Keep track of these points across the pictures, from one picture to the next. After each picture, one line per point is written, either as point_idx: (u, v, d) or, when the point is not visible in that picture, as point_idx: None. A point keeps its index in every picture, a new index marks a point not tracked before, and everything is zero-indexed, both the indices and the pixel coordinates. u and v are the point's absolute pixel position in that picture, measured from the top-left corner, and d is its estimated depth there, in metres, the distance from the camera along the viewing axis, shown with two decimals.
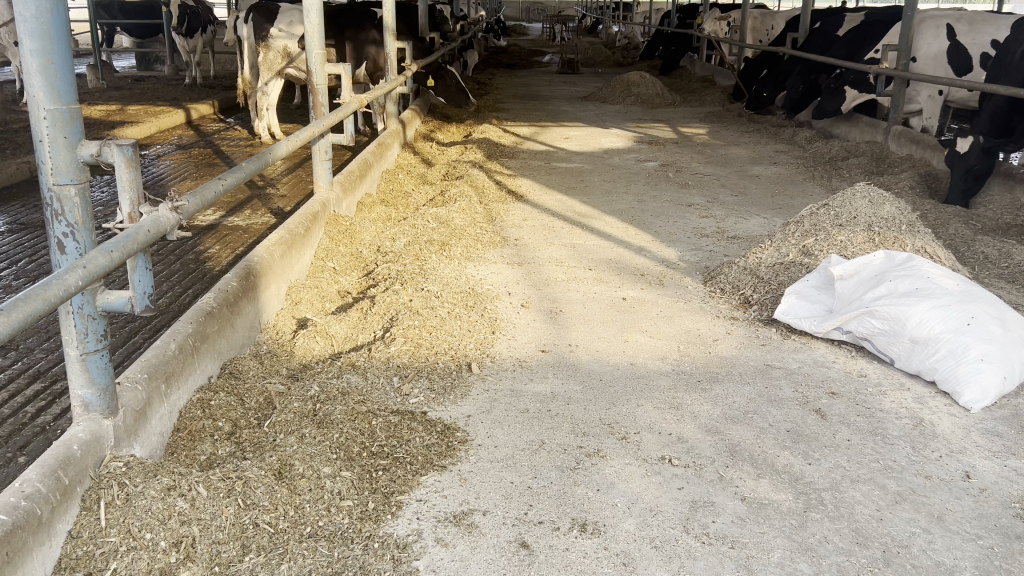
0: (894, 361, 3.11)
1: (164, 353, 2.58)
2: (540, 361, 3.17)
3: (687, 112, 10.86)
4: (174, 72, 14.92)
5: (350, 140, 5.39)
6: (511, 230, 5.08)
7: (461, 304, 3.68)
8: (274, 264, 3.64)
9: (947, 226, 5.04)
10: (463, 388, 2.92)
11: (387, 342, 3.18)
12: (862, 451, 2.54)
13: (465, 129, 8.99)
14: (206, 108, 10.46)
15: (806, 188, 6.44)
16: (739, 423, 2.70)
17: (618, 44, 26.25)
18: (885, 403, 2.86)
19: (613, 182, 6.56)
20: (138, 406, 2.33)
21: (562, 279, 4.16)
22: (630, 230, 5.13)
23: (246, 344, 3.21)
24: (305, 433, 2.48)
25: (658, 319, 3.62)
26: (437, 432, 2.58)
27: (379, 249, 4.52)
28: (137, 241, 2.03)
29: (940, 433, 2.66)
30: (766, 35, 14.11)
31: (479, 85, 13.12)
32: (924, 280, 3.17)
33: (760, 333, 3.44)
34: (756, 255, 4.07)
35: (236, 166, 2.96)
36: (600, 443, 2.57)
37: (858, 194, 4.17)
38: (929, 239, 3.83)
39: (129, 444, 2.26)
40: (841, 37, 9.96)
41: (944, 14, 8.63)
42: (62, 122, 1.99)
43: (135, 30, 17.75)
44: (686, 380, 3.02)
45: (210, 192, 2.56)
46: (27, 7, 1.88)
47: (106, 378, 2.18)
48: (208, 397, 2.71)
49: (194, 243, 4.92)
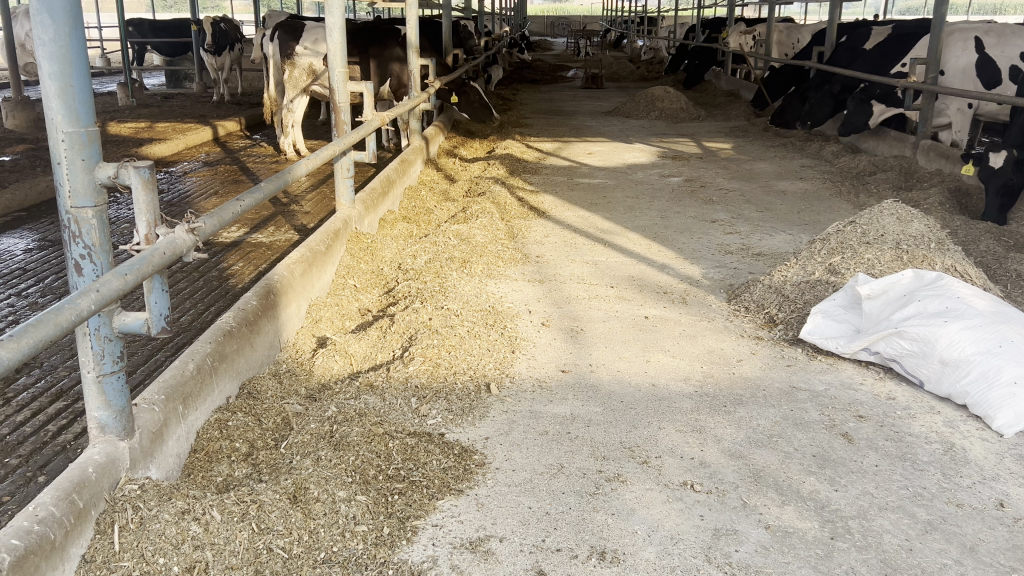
0: (923, 383, 3.03)
1: (182, 374, 2.57)
2: (560, 382, 3.13)
3: (712, 126, 10.79)
4: (203, 88, 15.13)
5: (373, 157, 5.39)
6: (533, 246, 5.05)
7: (481, 322, 3.65)
8: (294, 282, 3.63)
9: (977, 242, 4.95)
10: (481, 409, 2.89)
11: (406, 362, 3.16)
12: (890, 477, 2.47)
13: (488, 144, 8.99)
14: (232, 125, 10.57)
15: (833, 203, 6.35)
16: (763, 446, 2.64)
17: (644, 58, 26.34)
18: (914, 426, 2.78)
19: (637, 198, 6.51)
20: (155, 428, 2.32)
21: (583, 297, 4.12)
22: (653, 247, 5.09)
23: (266, 363, 3.21)
24: (321, 455, 2.45)
25: (681, 338, 3.57)
26: (454, 456, 2.55)
27: (400, 266, 4.51)
28: (154, 263, 2.01)
29: (972, 459, 2.58)
30: (791, 49, 14.05)
31: (502, 100, 13.14)
32: (954, 300, 3.10)
33: (784, 353, 3.38)
34: (781, 272, 4.00)
35: (256, 187, 2.94)
36: (620, 467, 2.52)
37: (885, 211, 4.10)
38: (959, 257, 3.75)
39: (145, 466, 2.25)
40: (867, 50, 9.87)
41: (972, 26, 8.50)
42: (79, 145, 1.99)
43: (164, 48, 18.07)
44: (709, 402, 2.96)
45: (228, 213, 2.53)
46: (45, 31, 1.89)
47: (123, 400, 2.17)
48: (225, 417, 2.70)
49: (218, 260, 4.94)
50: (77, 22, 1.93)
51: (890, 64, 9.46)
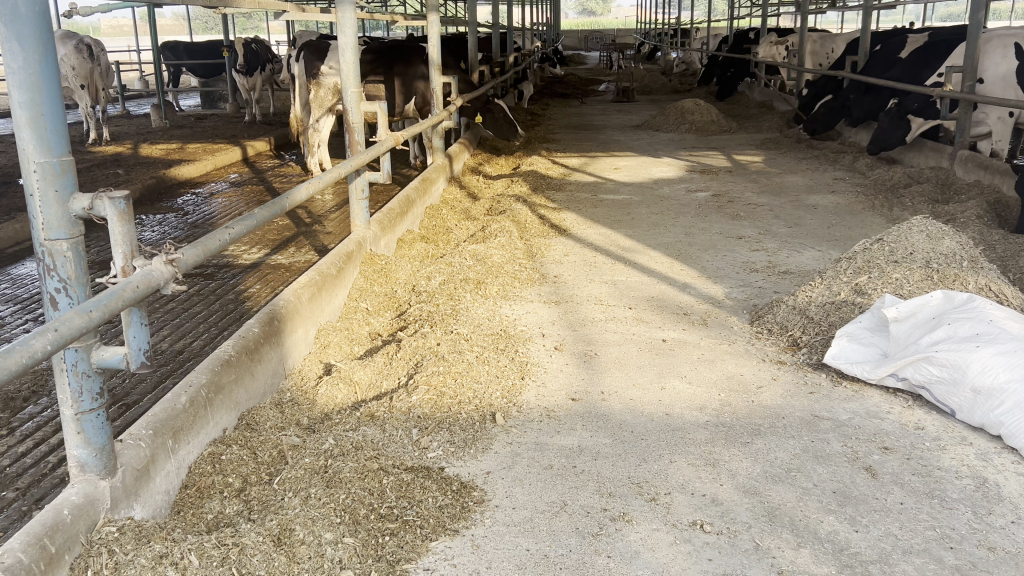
0: (954, 412, 2.86)
1: (173, 408, 2.49)
2: (570, 411, 3.01)
3: (743, 138, 10.59)
4: (235, 109, 15.29)
5: (388, 177, 5.32)
6: (551, 266, 4.94)
7: (492, 347, 3.55)
8: (301, 308, 3.54)
9: (1016, 257, 4.73)
10: (485, 441, 2.78)
11: (409, 391, 3.06)
12: (917, 517, 2.31)
13: (514, 161, 8.91)
14: (262, 145, 10.62)
15: (866, 218, 6.13)
16: (780, 482, 2.49)
17: (676, 70, 26.22)
18: (943, 460, 2.61)
19: (662, 214, 6.36)
20: (140, 465, 2.24)
21: (599, 319, 3.99)
22: (675, 265, 4.94)
23: (269, 392, 3.13)
24: (311, 493, 2.36)
25: (699, 363, 3.42)
26: (452, 493, 2.44)
27: (414, 288, 4.42)
28: (125, 298, 1.92)
29: (1007, 496, 2.40)
30: (826, 58, 13.79)
31: (532, 116, 13.07)
32: (986, 324, 2.93)
33: (808, 379, 3.22)
34: (806, 293, 3.84)
35: (250, 214, 2.87)
36: (626, 505, 2.39)
37: (915, 228, 3.91)
38: (994, 276, 3.56)
39: (129, 505, 2.17)
40: (903, 60, 9.62)
41: (1011, 32, 8.22)
42: (52, 175, 1.92)
43: (199, 70, 18.32)
44: (725, 433, 2.81)
45: (212, 243, 2.44)
46: (14, 59, 1.82)
47: (103, 438, 2.10)
48: (219, 451, 2.62)
49: (235, 283, 4.89)
50: (48, 48, 1.87)
51: (926, 73, 9.20)
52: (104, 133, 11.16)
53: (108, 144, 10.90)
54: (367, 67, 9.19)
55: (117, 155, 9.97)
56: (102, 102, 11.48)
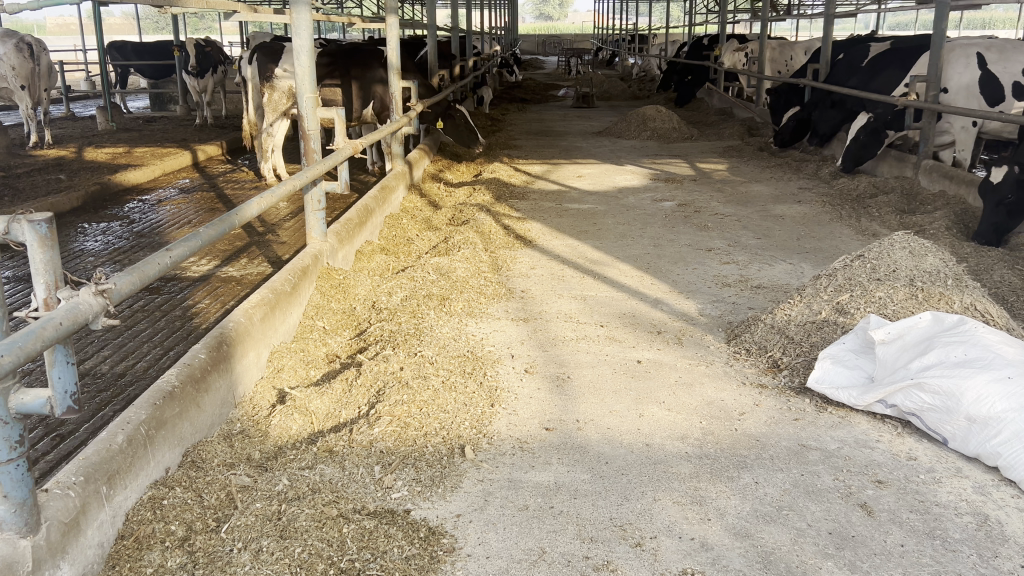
0: (947, 441, 2.72)
1: (108, 449, 2.23)
2: (544, 443, 2.81)
3: (705, 145, 10.50)
4: (186, 112, 14.84)
5: (345, 187, 5.07)
6: (518, 280, 4.74)
7: (458, 371, 3.34)
8: (252, 329, 3.30)
9: (990, 271, 4.65)
10: (453, 478, 2.57)
11: (371, 423, 2.84)
12: (919, 561, 2.15)
13: (475, 168, 8.71)
14: (213, 150, 10.24)
15: (835, 229, 6.03)
16: (773, 522, 2.33)
17: (635, 76, 26.25)
18: (940, 494, 2.47)
19: (628, 224, 6.21)
20: (68, 517, 1.98)
21: (571, 338, 3.80)
22: (645, 279, 4.78)
23: (217, 424, 2.87)
24: (262, 547, 2.15)
25: (677, 387, 3.25)
26: (419, 540, 2.23)
27: (374, 305, 4.19)
28: (44, 337, 1.67)
29: (1011, 535, 2.26)
30: (785, 66, 13.85)
31: (492, 122, 12.87)
32: (980, 349, 2.79)
33: (791, 404, 3.06)
34: (784, 310, 3.69)
35: (194, 234, 2.63)
36: (610, 551, 2.20)
37: (897, 244, 3.79)
38: (979, 294, 3.44)
39: (54, 565, 1.91)
40: (864, 67, 9.62)
41: (972, 43, 8.28)
42: None
43: (149, 70, 17.81)
44: (710, 466, 2.64)
45: (147, 268, 2.19)
46: None
47: (24, 491, 1.83)
48: (161, 494, 2.36)
49: (184, 297, 4.61)
50: None
51: (888, 82, 9.20)
52: (45, 136, 10.68)
53: (49, 148, 10.41)
54: (324, 70, 8.90)
55: (58, 160, 9.51)
56: (43, 103, 10.98)
